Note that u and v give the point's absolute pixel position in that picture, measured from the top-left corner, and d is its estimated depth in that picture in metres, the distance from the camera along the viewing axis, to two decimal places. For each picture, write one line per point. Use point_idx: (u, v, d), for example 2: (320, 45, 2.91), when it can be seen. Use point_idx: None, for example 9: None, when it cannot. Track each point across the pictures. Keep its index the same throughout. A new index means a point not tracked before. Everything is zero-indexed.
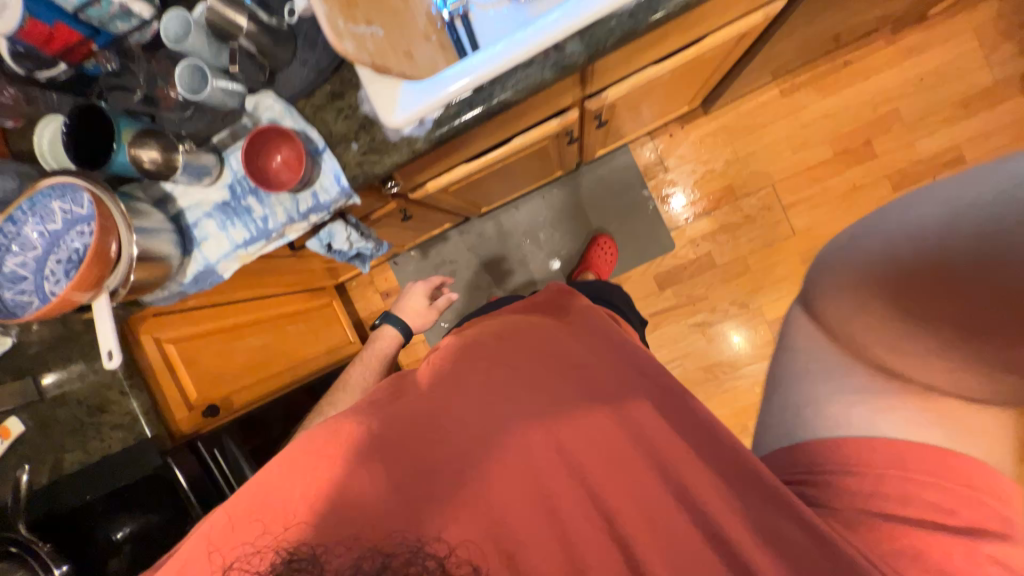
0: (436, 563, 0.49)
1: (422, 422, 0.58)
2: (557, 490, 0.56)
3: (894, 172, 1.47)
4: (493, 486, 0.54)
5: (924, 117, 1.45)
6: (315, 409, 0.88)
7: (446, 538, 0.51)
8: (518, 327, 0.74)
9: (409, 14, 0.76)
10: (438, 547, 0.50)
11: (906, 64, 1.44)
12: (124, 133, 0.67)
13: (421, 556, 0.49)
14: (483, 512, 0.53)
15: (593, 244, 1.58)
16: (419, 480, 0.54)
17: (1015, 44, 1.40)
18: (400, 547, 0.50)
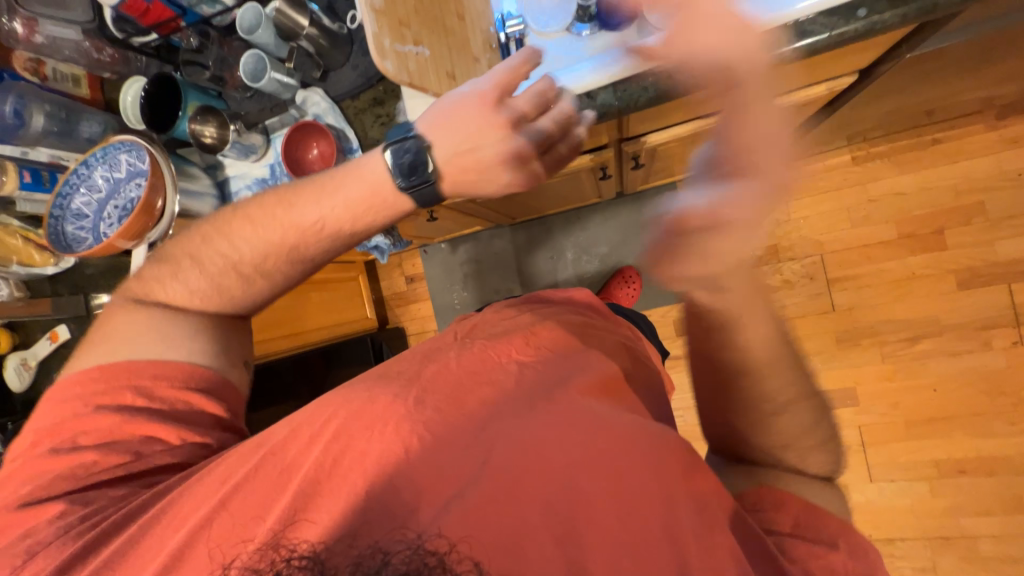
0: (435, 561, 0.47)
1: (434, 425, 0.57)
2: (544, 518, 0.51)
3: (962, 269, 1.34)
4: (491, 492, 0.51)
5: (1011, 217, 1.31)
6: (209, 225, 0.68)
7: (446, 533, 0.48)
8: (532, 339, 0.72)
9: (465, 33, 0.78)
10: (443, 543, 0.48)
11: (1005, 155, 1.30)
12: (190, 105, 0.75)
13: (420, 553, 0.47)
14: (490, 523, 0.49)
15: (618, 275, 1.56)
16: (417, 481, 0.52)
17: None
18: (400, 547, 0.48)
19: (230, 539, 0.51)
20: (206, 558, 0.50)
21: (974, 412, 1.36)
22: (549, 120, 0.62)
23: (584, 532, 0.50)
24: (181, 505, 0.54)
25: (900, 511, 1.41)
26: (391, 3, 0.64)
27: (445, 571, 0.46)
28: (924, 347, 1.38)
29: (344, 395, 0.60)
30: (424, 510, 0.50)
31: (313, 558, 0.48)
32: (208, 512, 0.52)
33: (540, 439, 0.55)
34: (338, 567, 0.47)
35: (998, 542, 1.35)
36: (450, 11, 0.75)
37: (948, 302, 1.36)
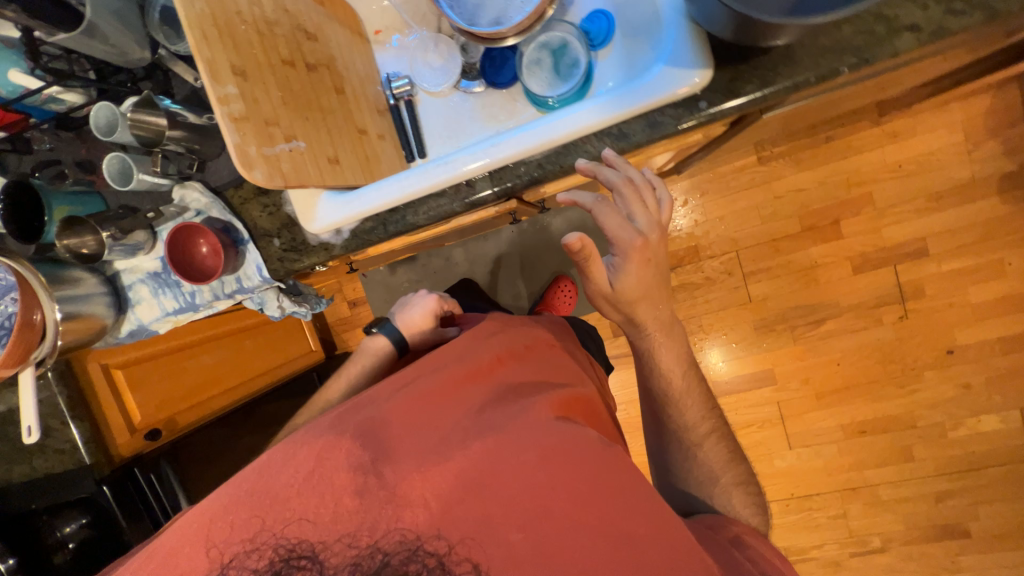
0: (435, 560, 0.56)
1: (402, 464, 0.60)
2: (518, 511, 0.58)
3: (857, 255, 1.48)
4: (467, 519, 0.58)
5: (895, 205, 1.43)
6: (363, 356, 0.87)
7: (445, 537, 0.57)
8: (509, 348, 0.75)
9: (344, 107, 0.76)
10: (439, 544, 0.57)
11: (889, 148, 1.41)
12: (55, 212, 0.70)
13: (421, 554, 0.56)
14: (471, 533, 0.57)
15: (554, 285, 1.63)
16: (397, 498, 0.58)
17: (999, 142, 1.36)
18: (399, 546, 0.57)
19: (223, 541, 0.58)
20: (202, 558, 0.58)
21: (872, 380, 1.53)
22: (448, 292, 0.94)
23: (553, 512, 0.58)
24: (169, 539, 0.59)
25: (817, 472, 1.61)
26: (251, 104, 0.62)
27: (445, 570, 0.56)
28: (828, 328, 1.53)
29: (313, 432, 0.64)
30: (419, 510, 0.58)
31: (312, 556, 0.57)
32: (206, 515, 0.60)
33: (515, 451, 0.60)
34: (338, 566, 0.56)
35: (895, 487, 1.57)
36: (324, 91, 0.73)
37: (846, 285, 1.50)
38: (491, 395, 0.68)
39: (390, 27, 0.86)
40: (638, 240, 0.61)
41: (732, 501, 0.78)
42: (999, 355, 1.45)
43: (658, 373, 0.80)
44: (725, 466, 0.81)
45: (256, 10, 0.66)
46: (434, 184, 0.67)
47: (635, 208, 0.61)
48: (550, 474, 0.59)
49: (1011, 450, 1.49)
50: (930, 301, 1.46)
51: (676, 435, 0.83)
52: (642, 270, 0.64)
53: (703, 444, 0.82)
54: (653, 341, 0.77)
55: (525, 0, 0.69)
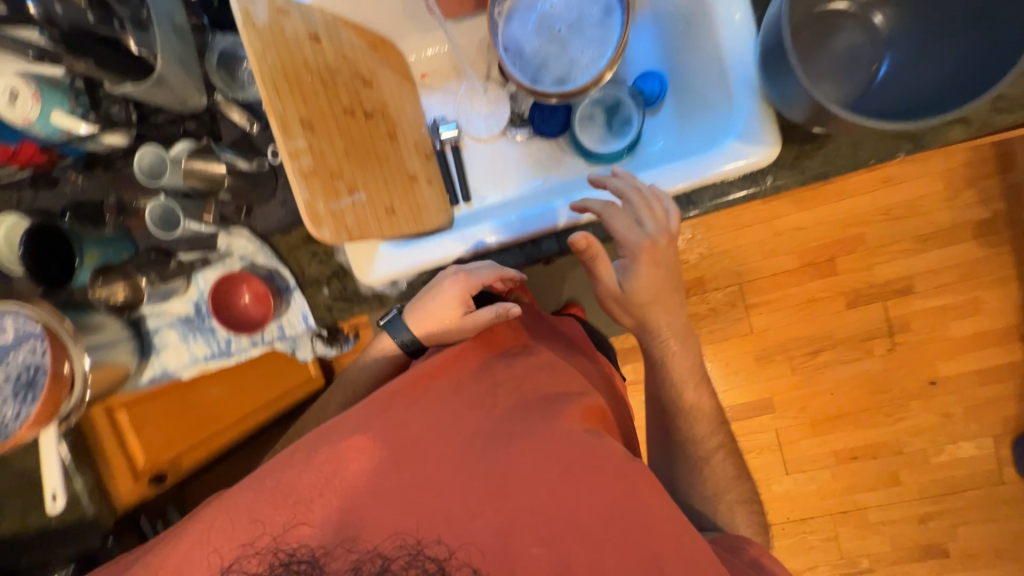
0: (435, 565, 0.54)
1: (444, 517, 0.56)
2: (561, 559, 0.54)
3: (850, 291, 1.57)
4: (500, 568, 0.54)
5: (885, 245, 1.53)
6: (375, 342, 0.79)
7: (446, 541, 0.55)
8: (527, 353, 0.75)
9: (397, 155, 0.75)
10: (440, 549, 0.55)
11: (879, 193, 1.51)
12: (89, 255, 0.71)
13: (421, 558, 0.54)
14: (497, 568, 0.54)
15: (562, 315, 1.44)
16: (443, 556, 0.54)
17: (977, 192, 1.48)
18: (399, 551, 0.55)
19: (226, 543, 0.57)
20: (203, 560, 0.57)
21: (862, 409, 1.62)
22: (481, 275, 0.69)
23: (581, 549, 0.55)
24: (169, 543, 0.59)
25: (811, 497, 1.67)
26: (318, 157, 0.61)
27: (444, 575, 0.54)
28: (823, 359, 1.61)
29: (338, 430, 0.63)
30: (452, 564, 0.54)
31: (312, 561, 0.55)
32: (213, 517, 0.59)
33: (534, 457, 0.59)
34: (337, 569, 0.54)
35: (883, 510, 1.66)
36: (380, 138, 0.72)
37: (839, 319, 1.58)
38: (507, 399, 0.67)
39: (438, 71, 0.87)
40: (646, 243, 0.63)
41: (735, 517, 0.77)
42: (976, 386, 1.57)
43: (670, 377, 0.81)
44: (735, 488, 0.79)
45: (320, 58, 0.65)
46: (498, 241, 0.72)
47: (644, 211, 0.64)
48: (566, 479, 0.58)
49: (986, 474, 1.60)
50: (914, 335, 1.56)
51: (688, 452, 0.82)
52: (652, 272, 0.66)
53: (711, 457, 0.81)
54: (666, 346, 0.78)
55: (591, 61, 0.69)
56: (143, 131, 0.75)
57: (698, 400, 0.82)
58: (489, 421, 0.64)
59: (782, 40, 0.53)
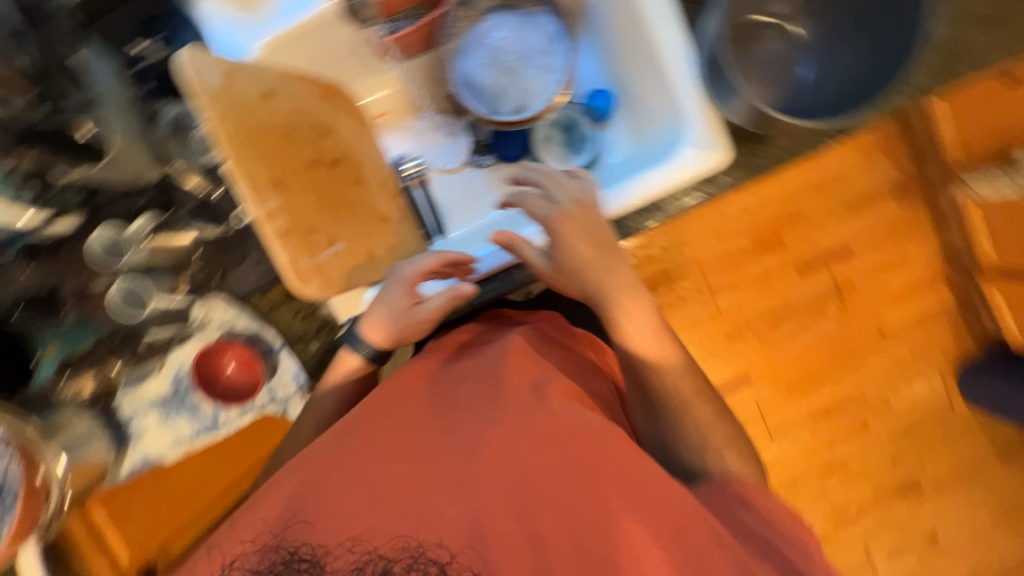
0: (436, 568, 0.60)
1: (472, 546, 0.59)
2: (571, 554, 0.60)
3: (799, 261, 1.70)
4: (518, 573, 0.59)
5: (821, 216, 1.68)
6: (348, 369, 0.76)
7: (444, 545, 0.61)
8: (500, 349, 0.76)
9: (368, 198, 0.75)
10: (443, 552, 0.60)
11: (809, 170, 1.65)
12: (51, 355, 0.77)
13: (422, 561, 0.60)
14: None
15: None
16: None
17: (889, 158, 1.65)
18: (400, 553, 0.61)
19: (237, 546, 0.63)
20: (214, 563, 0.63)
21: (827, 368, 1.75)
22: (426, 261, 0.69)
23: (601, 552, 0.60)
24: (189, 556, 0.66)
25: (796, 458, 1.78)
26: (292, 214, 0.61)
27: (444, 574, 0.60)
28: (786, 328, 1.73)
29: (335, 444, 0.69)
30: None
31: (313, 561, 0.61)
32: (229, 528, 0.66)
33: (518, 449, 0.64)
34: (337, 568, 0.61)
35: (860, 458, 1.79)
36: (347, 185, 0.72)
37: (794, 289, 1.71)
38: (477, 395, 0.70)
39: (394, 109, 0.88)
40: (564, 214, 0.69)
41: (729, 461, 0.71)
42: (917, 330, 1.73)
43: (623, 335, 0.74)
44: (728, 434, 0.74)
45: (277, 115, 0.65)
46: (485, 271, 0.74)
47: (553, 189, 0.71)
48: (555, 462, 0.63)
49: (939, 407, 1.77)
50: (858, 294, 1.72)
51: (668, 413, 0.75)
52: (577, 237, 0.69)
53: (689, 407, 0.74)
54: (614, 303, 0.71)
55: (544, 89, 0.73)
56: (94, 210, 0.78)
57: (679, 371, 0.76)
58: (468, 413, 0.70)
59: (718, 58, 0.59)
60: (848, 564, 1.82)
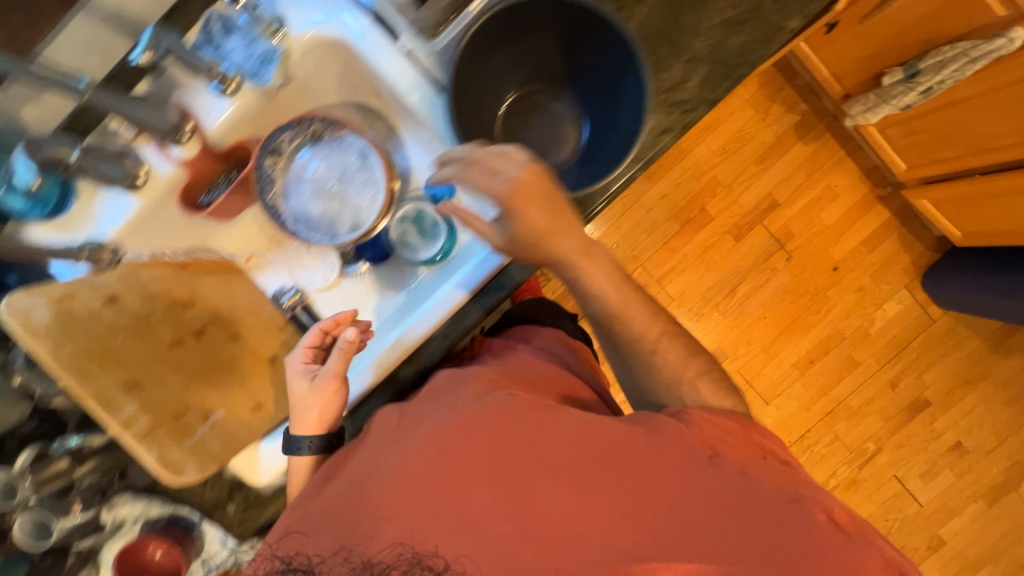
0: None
1: None
2: None
3: (732, 226, 1.71)
4: None
5: (737, 178, 1.69)
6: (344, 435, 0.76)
7: (443, 551, 0.53)
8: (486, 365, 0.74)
9: (246, 350, 0.77)
10: (439, 561, 0.53)
11: (709, 139, 1.67)
12: None
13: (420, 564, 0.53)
14: None
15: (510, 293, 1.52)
16: None
17: (781, 103, 1.67)
18: (399, 557, 0.53)
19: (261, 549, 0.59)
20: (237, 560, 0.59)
21: (794, 317, 1.74)
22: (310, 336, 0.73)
23: None
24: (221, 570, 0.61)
25: (797, 413, 1.77)
26: (156, 411, 0.67)
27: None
28: (742, 292, 1.73)
29: (361, 448, 0.64)
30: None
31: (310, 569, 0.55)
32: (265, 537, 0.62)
33: (500, 456, 0.58)
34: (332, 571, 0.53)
35: (859, 393, 1.77)
36: (220, 347, 0.75)
37: (736, 254, 1.71)
38: (458, 390, 0.65)
39: (260, 252, 0.88)
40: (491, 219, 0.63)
41: (701, 392, 0.68)
42: (868, 254, 1.72)
43: (589, 297, 0.68)
44: (695, 372, 0.70)
45: (125, 312, 0.68)
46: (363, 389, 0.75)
47: (488, 160, 0.60)
48: (535, 447, 0.58)
49: (918, 320, 1.75)
50: (800, 238, 1.71)
51: (637, 365, 0.72)
52: (534, 215, 0.60)
53: (658, 348, 0.70)
54: (576, 268, 0.65)
55: (370, 201, 0.76)
56: None
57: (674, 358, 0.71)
58: (432, 411, 0.64)
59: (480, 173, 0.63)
60: (883, 498, 1.79)
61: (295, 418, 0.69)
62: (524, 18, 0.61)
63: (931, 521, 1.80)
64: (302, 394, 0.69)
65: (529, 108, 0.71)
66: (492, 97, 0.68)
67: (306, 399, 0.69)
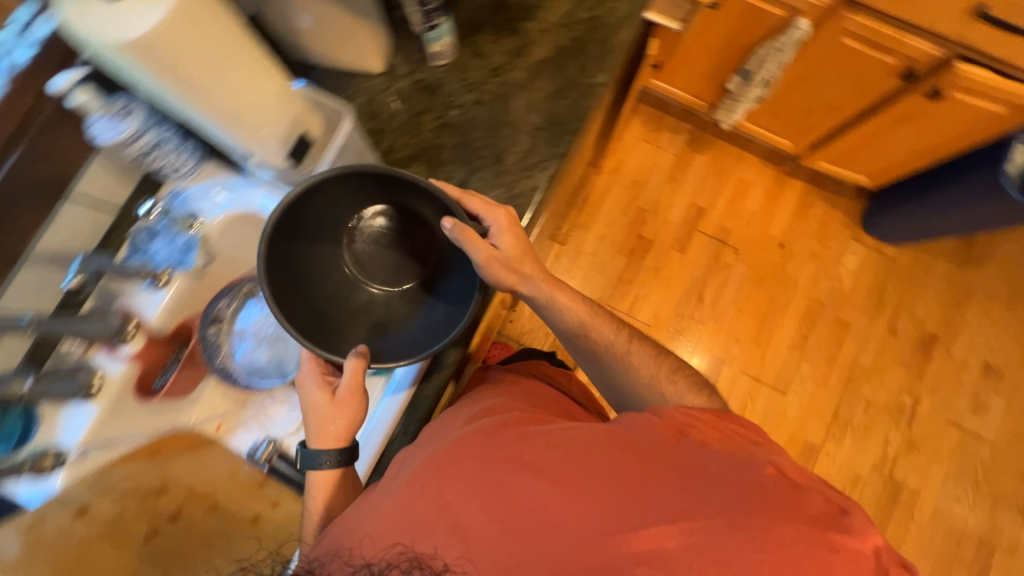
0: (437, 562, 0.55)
1: None
2: None
3: (672, 240, 1.81)
4: None
5: (658, 200, 1.84)
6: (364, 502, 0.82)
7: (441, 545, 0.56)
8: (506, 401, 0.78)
9: (226, 519, 0.77)
10: (439, 562, 0.55)
11: (621, 177, 1.85)
12: None
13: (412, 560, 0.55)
14: None
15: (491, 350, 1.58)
16: None
17: (668, 129, 1.87)
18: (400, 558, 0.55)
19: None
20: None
21: (768, 302, 1.77)
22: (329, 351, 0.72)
23: None
24: None
25: (818, 391, 1.71)
26: None
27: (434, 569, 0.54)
28: (709, 295, 1.77)
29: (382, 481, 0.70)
30: None
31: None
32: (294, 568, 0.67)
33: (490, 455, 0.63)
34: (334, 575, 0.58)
35: (866, 351, 1.74)
36: (199, 523, 0.76)
37: (686, 265, 1.79)
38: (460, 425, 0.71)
39: (228, 415, 0.89)
40: (485, 245, 0.70)
41: (679, 387, 0.79)
42: (805, 223, 1.82)
43: (562, 313, 0.82)
44: (669, 370, 0.82)
45: (95, 521, 0.70)
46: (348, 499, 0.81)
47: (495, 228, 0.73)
48: (522, 450, 0.63)
49: (881, 263, 1.79)
50: (736, 230, 1.82)
51: (619, 372, 0.82)
52: (503, 272, 0.74)
53: (632, 351, 0.83)
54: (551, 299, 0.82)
55: None
56: None
57: (646, 363, 0.82)
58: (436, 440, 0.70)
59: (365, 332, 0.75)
60: (950, 449, 1.67)
61: (313, 432, 0.71)
62: (331, 182, 0.68)
63: (1012, 455, 1.66)
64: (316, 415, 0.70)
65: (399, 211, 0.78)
66: (324, 247, 0.76)
67: (322, 416, 0.70)
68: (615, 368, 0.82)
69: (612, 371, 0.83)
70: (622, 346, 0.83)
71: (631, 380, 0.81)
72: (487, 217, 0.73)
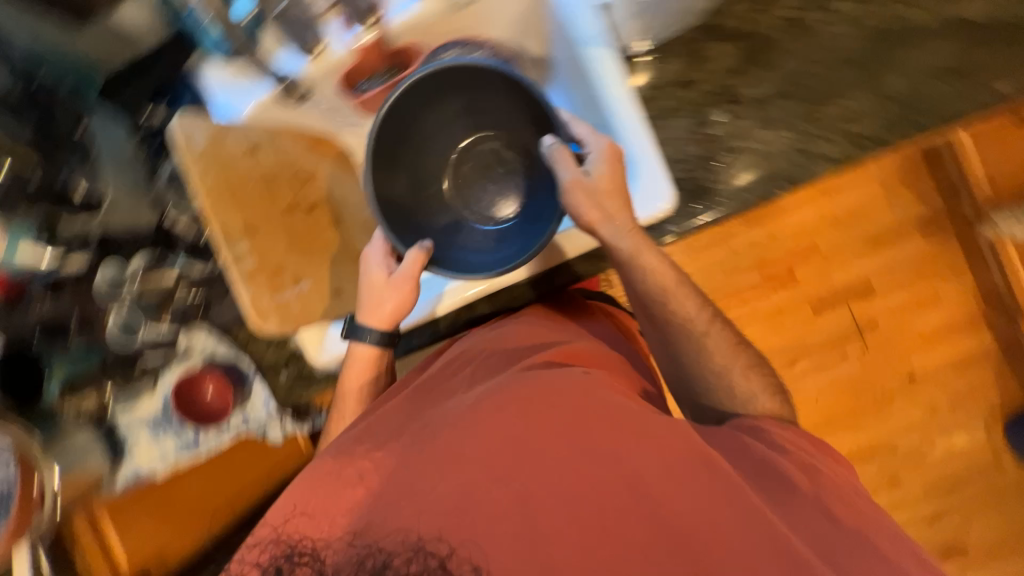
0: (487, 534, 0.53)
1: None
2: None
3: (815, 297, 1.59)
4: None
5: (839, 251, 1.57)
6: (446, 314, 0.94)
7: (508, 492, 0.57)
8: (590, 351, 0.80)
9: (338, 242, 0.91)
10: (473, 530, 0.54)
11: (828, 203, 1.55)
12: (58, 371, 0.95)
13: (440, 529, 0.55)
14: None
15: None
16: None
17: (913, 192, 1.54)
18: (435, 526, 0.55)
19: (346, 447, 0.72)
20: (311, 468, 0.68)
21: (850, 413, 1.62)
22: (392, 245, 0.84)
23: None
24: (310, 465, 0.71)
25: None
26: (262, 259, 0.84)
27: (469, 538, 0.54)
28: (804, 367, 1.62)
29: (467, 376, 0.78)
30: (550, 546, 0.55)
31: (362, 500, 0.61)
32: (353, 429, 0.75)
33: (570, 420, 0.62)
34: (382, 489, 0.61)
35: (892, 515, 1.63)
36: (323, 225, 0.91)
37: (806, 328, 1.60)
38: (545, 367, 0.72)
39: None
40: (577, 171, 0.76)
41: (753, 384, 0.76)
42: (954, 377, 1.60)
43: (644, 277, 0.77)
44: (747, 365, 0.78)
45: (260, 165, 0.85)
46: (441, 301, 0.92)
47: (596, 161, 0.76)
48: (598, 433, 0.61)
49: (982, 460, 1.61)
50: (883, 333, 1.60)
51: (700, 363, 0.78)
52: (585, 201, 0.75)
53: (710, 333, 0.78)
54: (638, 255, 0.76)
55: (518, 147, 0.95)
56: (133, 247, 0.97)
57: (722, 351, 0.78)
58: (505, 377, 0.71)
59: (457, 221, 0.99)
60: None
61: (364, 299, 0.85)
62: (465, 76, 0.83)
63: None
64: (373, 284, 0.83)
65: (643, 63, 0.95)
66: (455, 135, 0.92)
67: (377, 291, 0.84)
68: (683, 343, 0.78)
69: (684, 346, 0.79)
70: (698, 331, 0.77)
71: (714, 374, 0.78)
72: (590, 141, 0.79)
